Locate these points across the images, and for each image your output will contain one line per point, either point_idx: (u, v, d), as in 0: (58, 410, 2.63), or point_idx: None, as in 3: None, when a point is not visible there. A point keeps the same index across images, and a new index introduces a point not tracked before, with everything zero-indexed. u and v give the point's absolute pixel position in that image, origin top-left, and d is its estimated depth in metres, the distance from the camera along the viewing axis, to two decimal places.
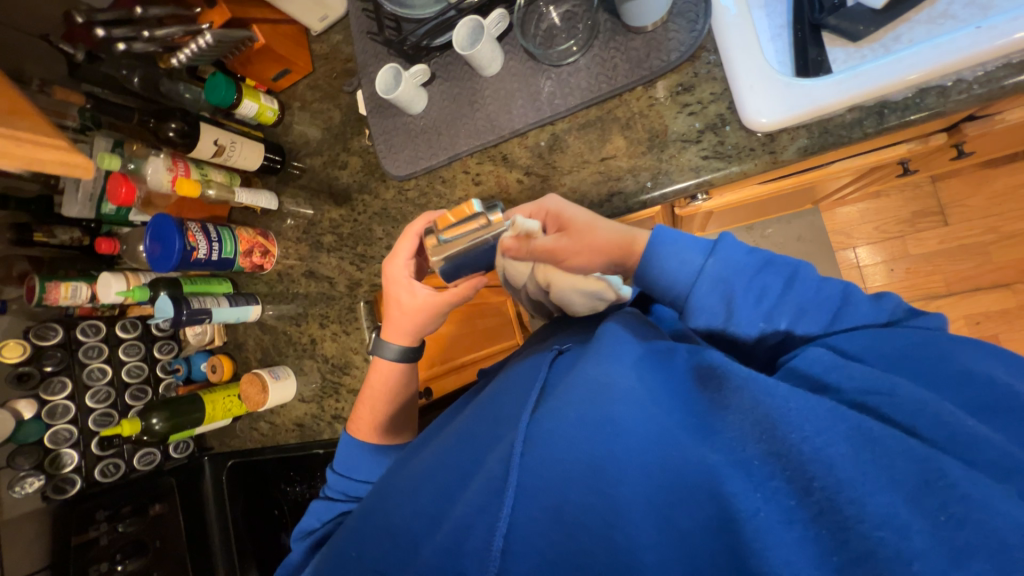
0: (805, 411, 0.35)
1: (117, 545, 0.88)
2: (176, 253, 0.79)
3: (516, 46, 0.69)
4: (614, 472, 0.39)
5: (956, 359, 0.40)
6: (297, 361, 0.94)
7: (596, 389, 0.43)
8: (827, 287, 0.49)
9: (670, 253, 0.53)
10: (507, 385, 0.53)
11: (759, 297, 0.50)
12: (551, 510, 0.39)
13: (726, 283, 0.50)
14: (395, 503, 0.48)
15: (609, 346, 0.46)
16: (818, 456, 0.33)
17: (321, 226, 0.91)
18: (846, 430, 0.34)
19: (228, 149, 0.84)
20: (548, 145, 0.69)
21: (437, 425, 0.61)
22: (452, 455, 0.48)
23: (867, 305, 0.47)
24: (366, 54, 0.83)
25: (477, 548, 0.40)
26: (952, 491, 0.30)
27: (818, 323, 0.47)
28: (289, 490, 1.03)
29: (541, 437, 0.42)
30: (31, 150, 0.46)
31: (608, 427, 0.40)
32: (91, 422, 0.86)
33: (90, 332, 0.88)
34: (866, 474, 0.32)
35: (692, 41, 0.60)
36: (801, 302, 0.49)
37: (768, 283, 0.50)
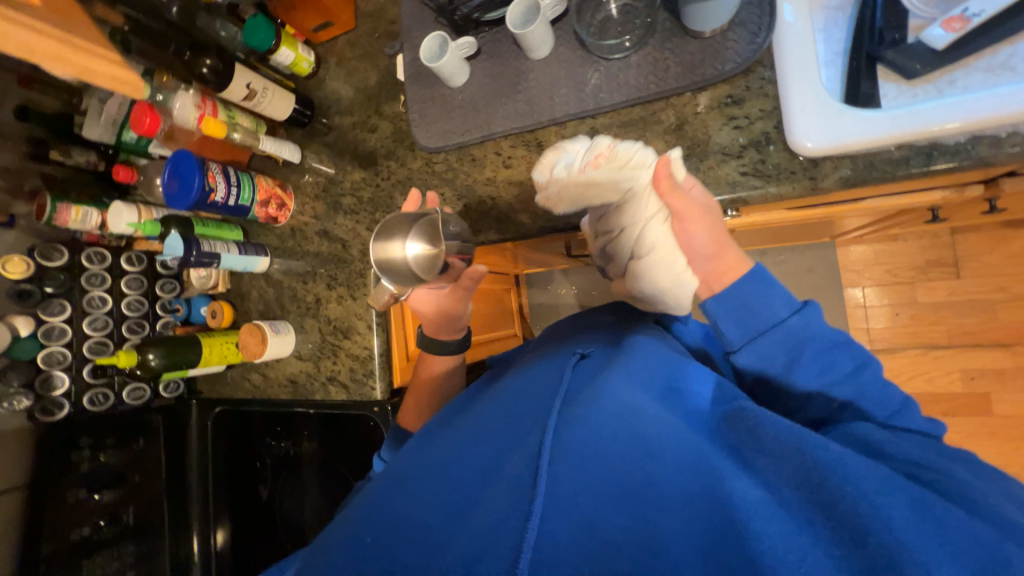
0: (860, 472, 0.39)
1: (97, 474, 0.87)
2: (195, 191, 0.78)
3: (568, 34, 0.68)
4: (657, 496, 0.41)
5: (999, 474, 0.43)
6: (299, 319, 0.93)
7: (629, 410, 0.47)
8: (891, 390, 0.50)
9: (754, 295, 0.53)
10: (528, 390, 0.56)
11: (824, 370, 0.51)
12: (585, 525, 0.40)
13: (799, 345, 0.51)
14: (414, 499, 0.49)
15: (637, 366, 0.52)
16: (875, 512, 0.36)
17: (341, 187, 0.90)
18: (904, 497, 0.37)
19: (260, 94, 0.82)
20: (585, 138, 0.68)
21: (444, 419, 0.63)
22: (475, 457, 0.51)
23: (922, 419, 0.49)
24: (412, 18, 0.81)
25: (502, 556, 0.39)
26: (1012, 569, 0.33)
27: (880, 413, 0.49)
28: (274, 445, 1.04)
29: (571, 447, 0.44)
30: (87, 61, 0.51)
31: (647, 449, 0.43)
32: (86, 348, 0.85)
33: (95, 260, 0.87)
34: (920, 534, 0.35)
35: (749, 53, 0.59)
36: (862, 389, 0.50)
37: (838, 362, 0.51)
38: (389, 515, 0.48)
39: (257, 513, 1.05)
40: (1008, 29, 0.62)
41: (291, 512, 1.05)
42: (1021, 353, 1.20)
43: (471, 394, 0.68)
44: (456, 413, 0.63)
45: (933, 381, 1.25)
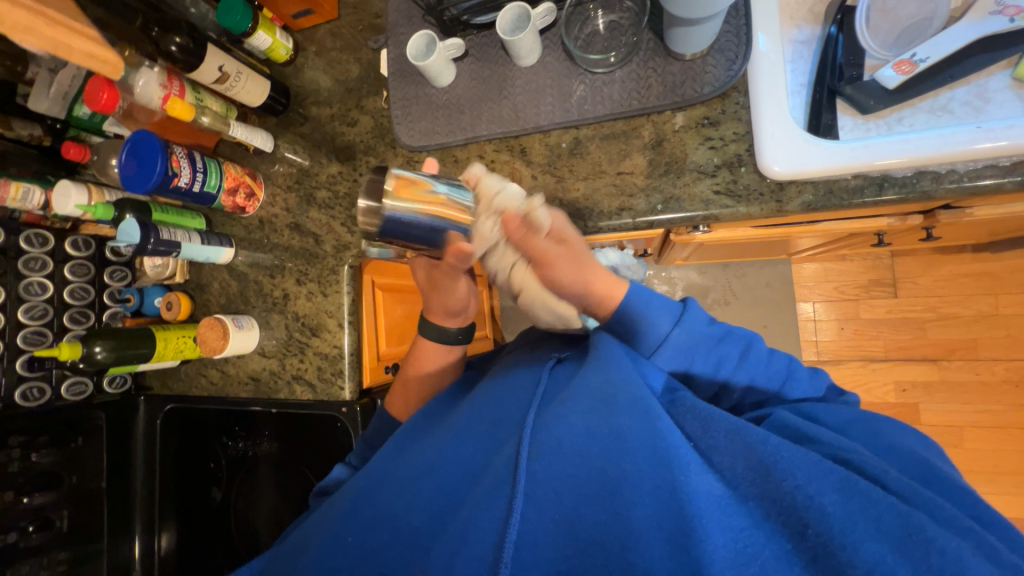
0: (797, 460, 0.41)
1: (26, 475, 0.79)
2: (157, 175, 0.73)
3: (556, 45, 0.69)
4: (626, 493, 0.44)
5: (885, 437, 0.48)
6: (264, 315, 0.90)
7: (600, 406, 0.49)
8: (773, 362, 0.58)
9: (643, 311, 0.58)
10: (509, 390, 0.59)
11: (719, 362, 0.57)
12: (562, 522, 0.45)
13: (687, 352, 0.57)
14: (402, 495, 0.52)
15: (608, 357, 0.53)
16: (812, 503, 0.38)
17: (316, 179, 0.87)
18: (837, 481, 0.39)
19: (233, 78, 0.78)
20: (569, 147, 0.70)
21: (428, 415, 0.64)
22: (458, 456, 0.54)
23: (806, 381, 0.59)
24: (399, 14, 0.80)
25: (485, 553, 0.45)
26: (930, 544, 0.35)
27: (770, 386, 0.58)
28: (231, 445, 1.00)
29: (546, 448, 0.48)
30: (62, 35, 0.47)
31: (616, 444, 0.46)
32: (21, 340, 0.78)
33: (36, 242, 0.80)
34: (858, 523, 0.37)
35: (727, 79, 0.62)
36: (753, 372, 0.58)
37: (726, 354, 0.58)
38: (378, 514, 0.52)
39: (209, 517, 1.00)
40: (948, 76, 0.68)
41: (249, 515, 1.01)
42: (946, 368, 1.33)
43: (451, 395, 0.68)
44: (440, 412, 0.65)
45: (871, 392, 1.36)
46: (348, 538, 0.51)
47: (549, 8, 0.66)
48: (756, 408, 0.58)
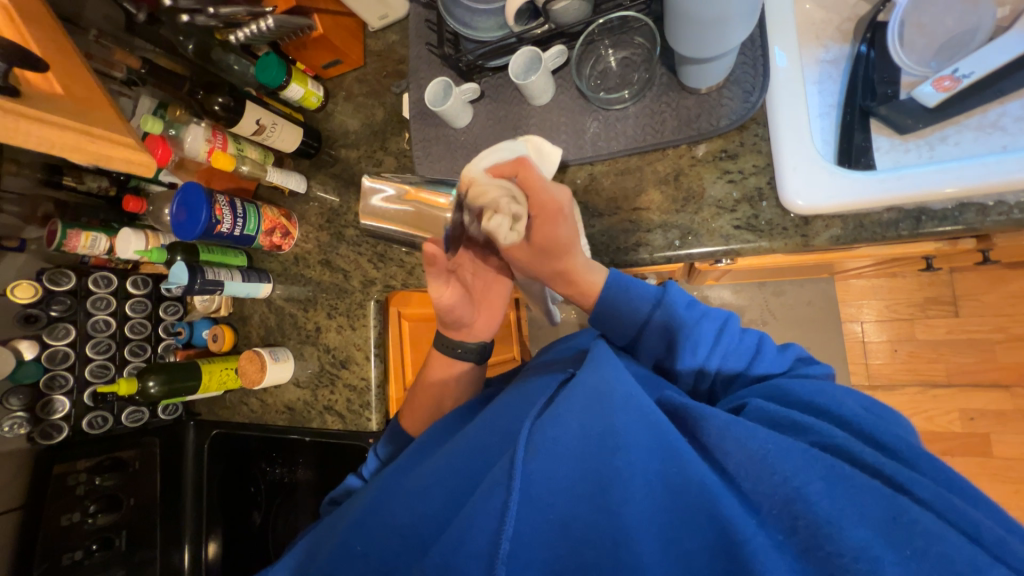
0: (780, 453, 0.40)
1: (91, 496, 0.88)
2: (201, 224, 0.80)
3: (568, 83, 0.70)
4: (622, 490, 0.42)
5: (841, 407, 0.46)
6: (299, 346, 0.95)
7: (596, 401, 0.48)
8: (744, 340, 0.58)
9: (622, 303, 0.60)
10: (515, 397, 0.56)
11: (696, 348, 0.57)
12: (557, 522, 0.43)
13: (669, 331, 0.58)
14: (405, 505, 0.52)
15: (604, 359, 0.53)
16: (799, 494, 0.38)
17: (345, 218, 0.92)
18: (821, 469, 0.39)
19: (269, 129, 0.85)
20: (583, 184, 0.70)
21: (439, 429, 0.64)
22: (456, 458, 0.53)
23: (774, 355, 0.56)
24: (419, 60, 0.83)
25: (481, 549, 0.43)
26: (912, 525, 0.35)
27: (738, 364, 0.57)
28: (269, 471, 1.04)
29: (542, 444, 0.46)
30: (104, 148, 0.56)
31: (610, 440, 0.45)
32: (87, 372, 0.86)
33: (101, 284, 0.89)
34: (843, 510, 0.37)
35: (744, 111, 0.60)
36: (725, 350, 0.57)
37: (704, 334, 0.57)
38: (383, 514, 0.52)
39: (252, 543, 1.03)
40: (997, 90, 0.63)
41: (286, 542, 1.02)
42: (1021, 395, 1.20)
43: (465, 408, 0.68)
44: (453, 423, 0.65)
45: (933, 420, 1.24)
46: (355, 537, 0.52)
47: (560, 50, 0.67)
48: (726, 393, 0.57)
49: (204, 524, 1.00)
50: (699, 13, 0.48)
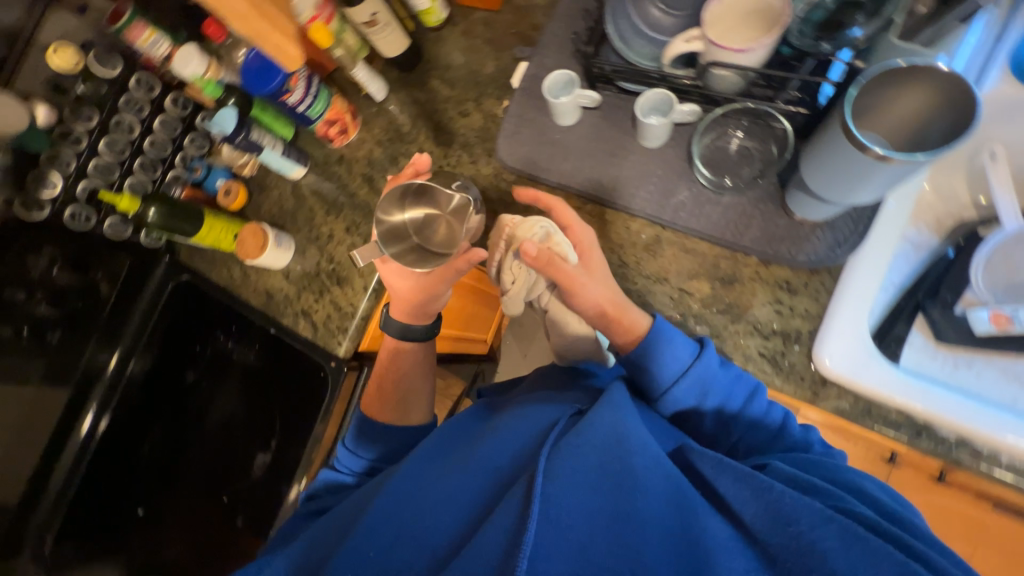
0: (800, 507, 0.42)
1: (42, 283, 0.84)
2: (272, 87, 0.77)
3: (681, 142, 0.68)
4: (640, 528, 0.43)
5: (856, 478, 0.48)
6: (304, 242, 0.92)
7: (614, 439, 0.49)
8: (773, 410, 0.58)
9: (659, 346, 0.57)
10: (521, 420, 0.57)
11: (726, 398, 0.57)
12: (576, 544, 0.43)
13: (702, 385, 0.57)
14: (414, 516, 0.50)
15: (619, 400, 0.53)
16: (814, 551, 0.40)
17: (407, 147, 0.89)
18: (838, 529, 0.40)
19: (379, 26, 0.80)
20: (646, 241, 0.70)
21: (446, 432, 0.64)
22: (468, 475, 0.53)
23: (800, 432, 0.57)
24: (553, 39, 0.79)
25: (493, 563, 0.43)
26: None
27: (762, 437, 0.57)
28: (221, 340, 1.02)
29: (562, 470, 0.46)
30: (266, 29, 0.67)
31: (629, 480, 0.46)
32: (92, 166, 0.83)
33: (142, 87, 0.85)
34: (854, 569, 0.38)
35: (823, 257, 0.61)
36: (751, 419, 0.57)
37: (732, 394, 0.57)
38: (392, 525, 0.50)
39: (179, 395, 1.03)
40: None
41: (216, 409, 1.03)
42: None
43: (471, 413, 0.67)
44: (456, 428, 0.64)
45: None
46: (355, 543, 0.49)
47: (693, 110, 0.64)
48: (748, 454, 0.57)
49: (133, 356, 0.96)
50: (843, 163, 0.48)
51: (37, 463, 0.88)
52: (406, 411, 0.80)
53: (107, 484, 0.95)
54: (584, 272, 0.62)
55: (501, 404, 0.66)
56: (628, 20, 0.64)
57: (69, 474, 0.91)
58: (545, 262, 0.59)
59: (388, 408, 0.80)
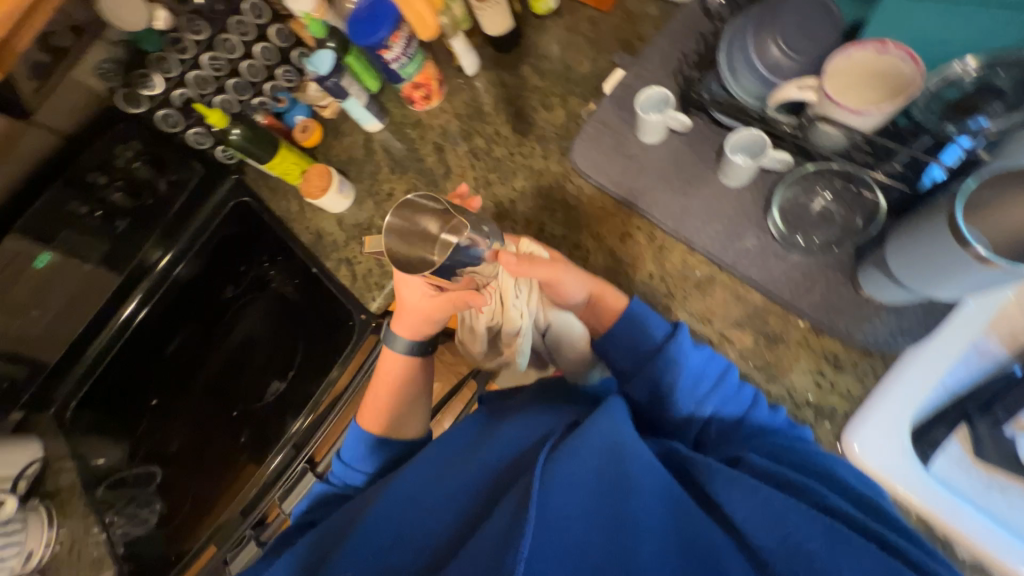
0: (777, 501, 0.43)
1: (120, 175, 0.90)
2: (375, 39, 0.77)
3: (760, 188, 0.67)
4: (637, 531, 0.42)
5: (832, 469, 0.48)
6: (364, 194, 0.95)
7: (609, 448, 0.48)
8: (744, 392, 0.58)
9: (636, 327, 0.62)
10: (518, 427, 0.58)
11: (698, 380, 0.59)
12: (573, 553, 0.41)
13: (678, 364, 0.59)
14: (415, 517, 0.52)
15: (615, 409, 0.53)
16: (803, 554, 0.39)
17: (484, 126, 0.89)
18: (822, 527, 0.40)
19: (488, 3, 0.80)
20: (699, 278, 0.68)
21: (447, 439, 0.63)
22: (469, 484, 0.53)
23: (767, 411, 0.57)
24: (656, 54, 0.78)
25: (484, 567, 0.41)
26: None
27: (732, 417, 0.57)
28: (265, 266, 1.04)
29: (559, 473, 0.46)
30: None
31: (626, 484, 0.45)
32: (189, 75, 0.86)
33: (253, 12, 0.88)
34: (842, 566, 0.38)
35: (881, 339, 0.60)
36: (723, 398, 0.58)
37: (705, 375, 0.59)
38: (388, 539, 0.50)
39: (216, 309, 1.08)
40: None
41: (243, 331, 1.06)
42: None
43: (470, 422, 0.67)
44: (455, 436, 0.64)
45: None
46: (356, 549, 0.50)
47: (785, 160, 0.62)
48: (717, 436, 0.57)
49: (183, 260, 1.00)
50: (936, 254, 0.47)
51: (79, 334, 0.95)
52: (405, 421, 0.72)
53: (136, 366, 1.02)
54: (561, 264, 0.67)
55: (499, 413, 0.66)
56: (744, 58, 0.60)
57: (104, 348, 0.98)
58: (526, 265, 0.63)
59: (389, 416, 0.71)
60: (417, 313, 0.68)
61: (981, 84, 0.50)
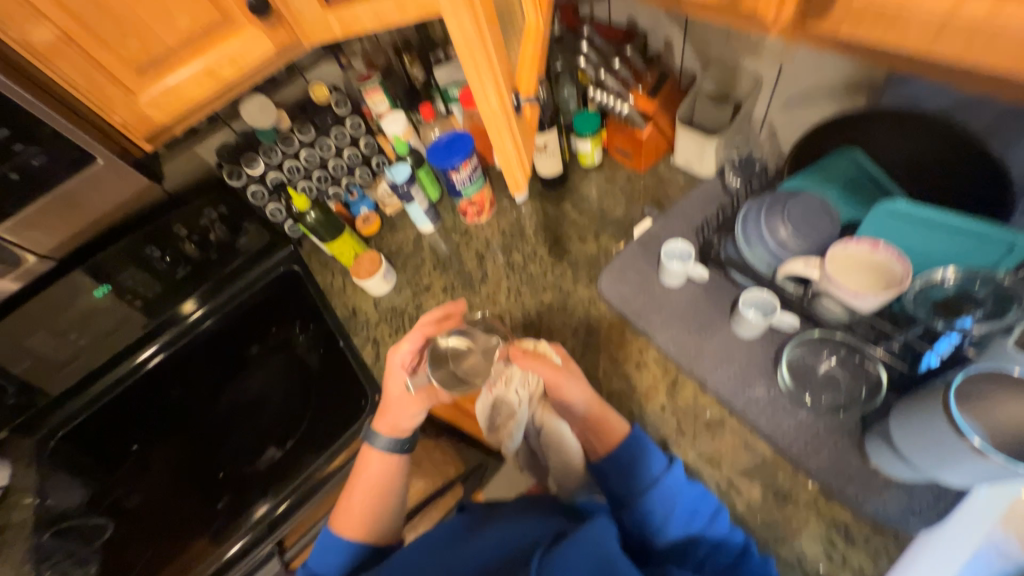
0: None
1: (196, 231, 1.00)
2: (448, 163, 0.93)
3: (769, 343, 0.73)
4: None
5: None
6: (404, 283, 1.04)
7: (600, 564, 0.46)
8: (735, 533, 0.59)
9: (635, 458, 0.62)
10: (507, 530, 0.57)
11: (690, 517, 0.58)
12: None
13: (670, 499, 0.59)
14: None
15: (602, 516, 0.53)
16: None
17: (524, 244, 1.01)
18: None
19: (545, 152, 0.96)
20: (710, 419, 0.71)
21: (432, 536, 0.61)
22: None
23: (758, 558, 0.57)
24: (680, 215, 0.91)
25: None
26: None
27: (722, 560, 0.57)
28: (296, 333, 1.05)
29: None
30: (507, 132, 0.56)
31: None
32: (286, 164, 1.03)
33: (352, 126, 1.07)
34: None
35: (891, 517, 0.60)
36: (715, 537, 0.58)
37: (698, 512, 0.59)
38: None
39: (232, 364, 1.02)
40: None
41: (257, 390, 1.02)
42: None
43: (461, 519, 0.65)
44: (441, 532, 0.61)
45: None
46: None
47: (793, 323, 0.69)
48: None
49: (218, 312, 0.98)
50: (937, 438, 0.50)
51: (88, 369, 0.90)
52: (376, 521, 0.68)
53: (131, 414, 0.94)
54: (568, 371, 0.70)
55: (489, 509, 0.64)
56: (757, 231, 0.70)
57: (103, 390, 0.90)
58: (532, 360, 0.69)
59: (368, 510, 0.68)
60: (402, 403, 0.69)
61: (960, 291, 0.57)
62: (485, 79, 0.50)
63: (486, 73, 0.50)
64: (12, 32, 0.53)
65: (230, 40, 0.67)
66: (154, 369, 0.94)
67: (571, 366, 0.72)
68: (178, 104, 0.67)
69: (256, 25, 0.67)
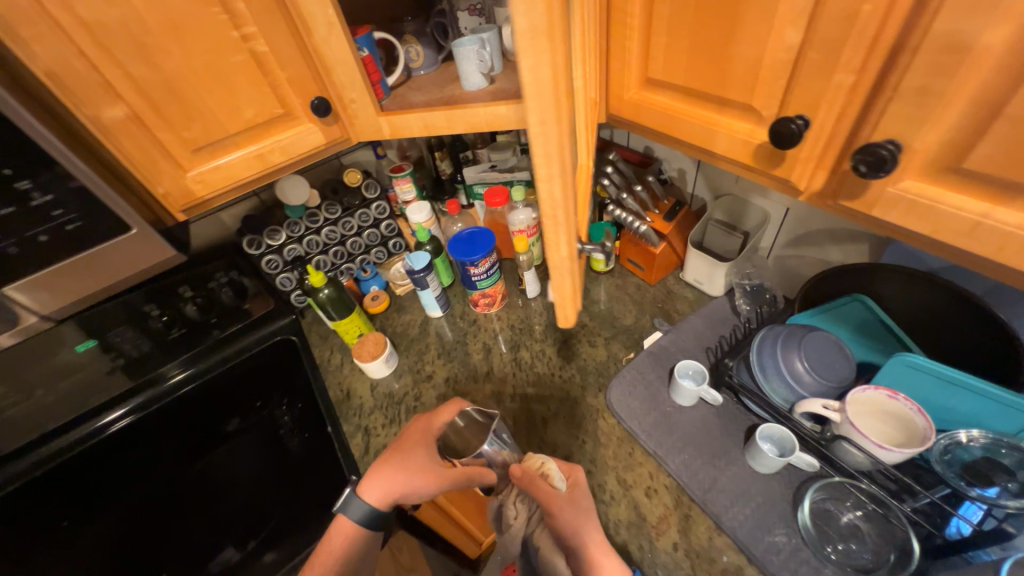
0: None
1: (200, 292, 0.98)
2: (469, 259, 0.95)
3: (786, 481, 0.70)
4: None
5: None
6: (405, 368, 1.01)
7: None
8: None
9: None
10: None
11: None
12: None
13: None
14: None
15: None
16: None
17: (533, 342, 1.00)
18: None
19: None
20: (727, 565, 0.65)
21: None
22: None
23: None
24: (691, 331, 0.92)
25: None
26: None
27: None
28: (281, 410, 1.01)
29: None
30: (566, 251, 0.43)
31: None
32: (307, 238, 1.04)
33: (377, 209, 1.11)
34: None
35: None
36: None
37: None
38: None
39: (209, 437, 0.98)
40: None
41: (224, 476, 0.94)
42: None
43: None
44: None
45: None
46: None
47: (812, 463, 0.67)
48: None
49: (200, 379, 0.92)
50: None
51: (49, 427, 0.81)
52: None
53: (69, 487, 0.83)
54: (567, 503, 0.62)
55: None
56: (773, 363, 0.70)
57: (53, 454, 0.80)
58: (528, 481, 0.64)
59: None
60: (406, 473, 0.67)
61: (989, 455, 0.54)
62: (563, 235, 0.41)
63: (565, 230, 0.41)
64: (84, 110, 0.55)
65: (285, 131, 0.71)
66: (116, 435, 0.85)
67: (576, 490, 0.65)
68: (224, 183, 0.69)
69: (312, 121, 0.72)
